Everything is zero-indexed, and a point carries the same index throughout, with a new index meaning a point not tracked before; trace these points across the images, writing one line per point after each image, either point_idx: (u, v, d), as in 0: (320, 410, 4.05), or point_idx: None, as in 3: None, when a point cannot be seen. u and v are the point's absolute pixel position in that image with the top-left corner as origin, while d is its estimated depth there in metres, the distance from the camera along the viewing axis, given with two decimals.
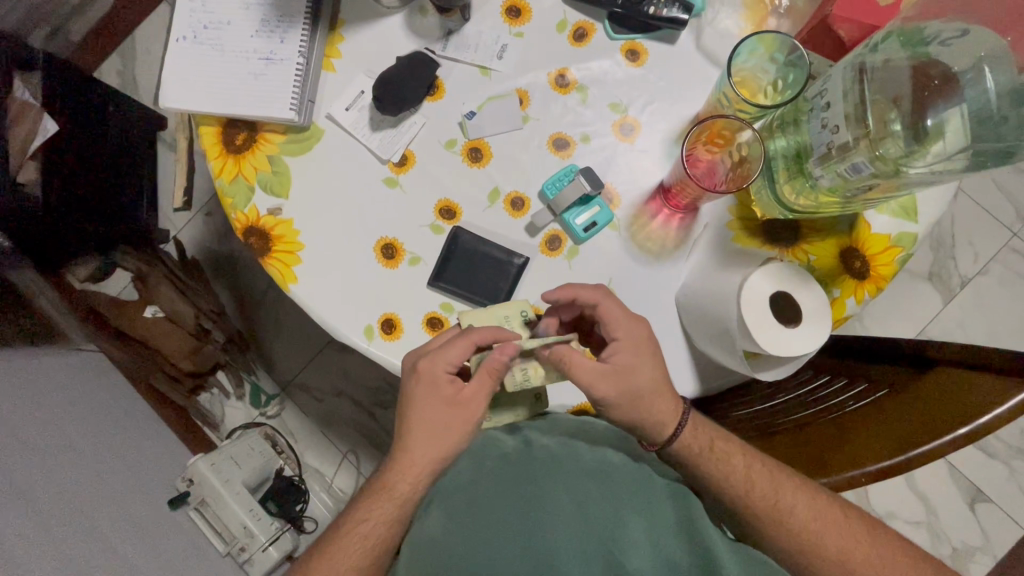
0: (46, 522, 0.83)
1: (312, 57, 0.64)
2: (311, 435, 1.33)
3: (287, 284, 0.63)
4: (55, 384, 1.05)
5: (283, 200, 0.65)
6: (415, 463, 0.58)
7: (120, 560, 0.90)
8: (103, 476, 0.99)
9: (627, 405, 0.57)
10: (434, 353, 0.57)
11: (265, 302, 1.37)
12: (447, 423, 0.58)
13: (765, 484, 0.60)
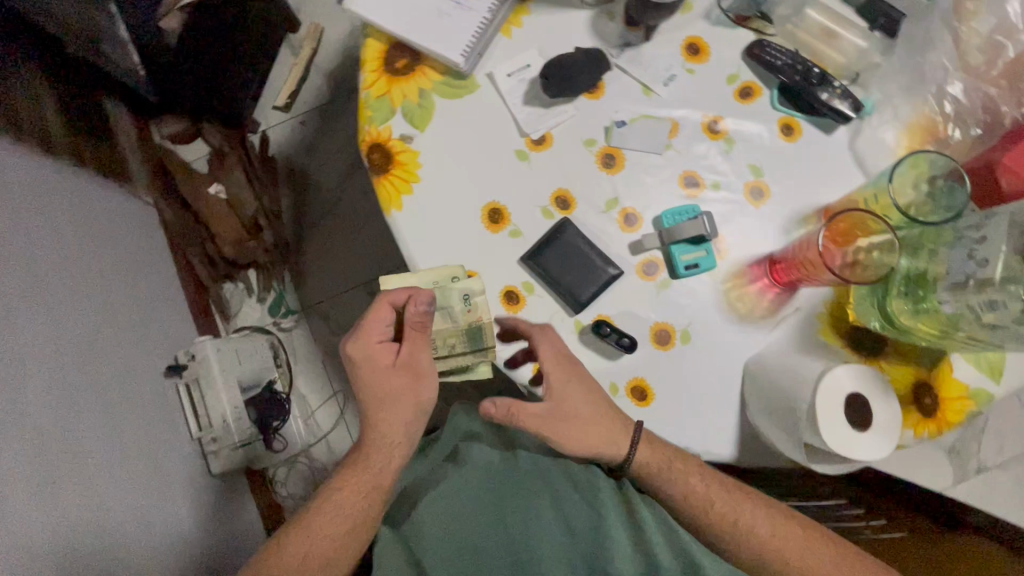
0: (62, 341, 0.84)
1: (497, 17, 0.66)
2: (311, 362, 1.32)
3: (390, 208, 0.66)
4: (105, 221, 1.06)
5: (415, 132, 0.67)
6: (386, 436, 0.60)
7: (107, 405, 0.90)
8: (118, 321, 1.00)
9: (567, 429, 0.58)
10: (361, 329, 0.58)
11: (319, 222, 1.38)
12: (395, 389, 0.59)
13: (721, 502, 0.60)
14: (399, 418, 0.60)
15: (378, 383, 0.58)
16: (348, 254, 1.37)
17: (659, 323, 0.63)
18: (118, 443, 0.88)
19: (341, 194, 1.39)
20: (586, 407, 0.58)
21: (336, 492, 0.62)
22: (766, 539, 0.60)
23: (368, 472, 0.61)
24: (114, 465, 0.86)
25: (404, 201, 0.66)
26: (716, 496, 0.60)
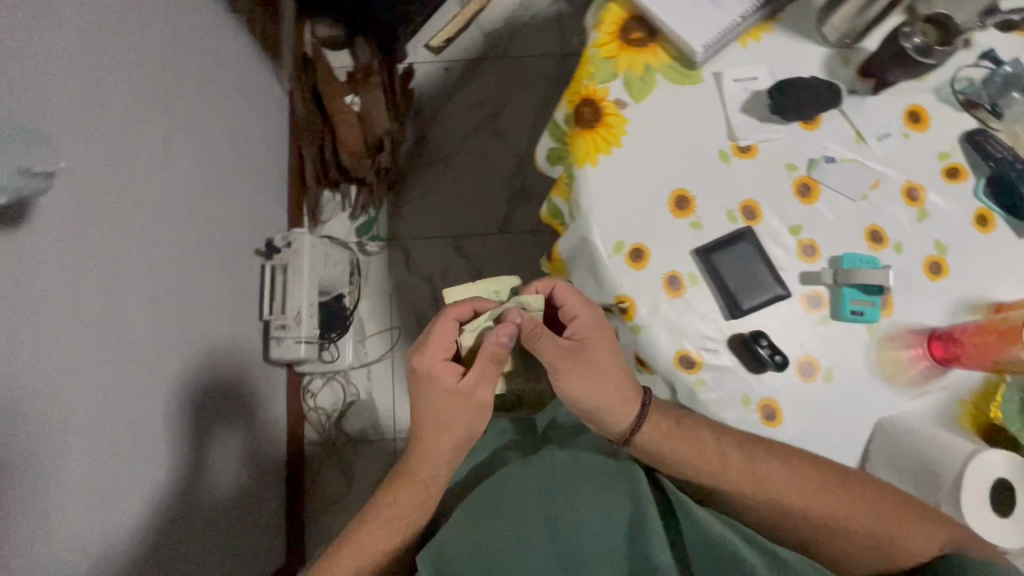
0: (185, 188, 0.86)
1: (743, 24, 0.68)
2: (380, 292, 1.34)
3: (582, 162, 0.68)
4: (244, 98, 1.10)
5: (630, 100, 0.69)
6: (434, 462, 0.70)
7: (203, 262, 0.91)
8: (230, 191, 1.02)
9: (579, 377, 0.65)
10: (429, 345, 0.66)
11: (430, 165, 1.40)
12: (451, 408, 0.68)
13: (739, 465, 0.63)
14: (448, 440, 0.69)
15: (437, 399, 0.67)
16: (448, 204, 1.39)
17: (805, 355, 0.64)
18: (200, 299, 0.90)
19: (460, 148, 1.42)
20: (598, 355, 0.65)
21: (384, 507, 0.71)
22: (802, 499, 0.61)
23: (412, 490, 0.70)
24: (191, 319, 0.87)
25: (600, 159, 0.68)
26: (733, 462, 0.63)
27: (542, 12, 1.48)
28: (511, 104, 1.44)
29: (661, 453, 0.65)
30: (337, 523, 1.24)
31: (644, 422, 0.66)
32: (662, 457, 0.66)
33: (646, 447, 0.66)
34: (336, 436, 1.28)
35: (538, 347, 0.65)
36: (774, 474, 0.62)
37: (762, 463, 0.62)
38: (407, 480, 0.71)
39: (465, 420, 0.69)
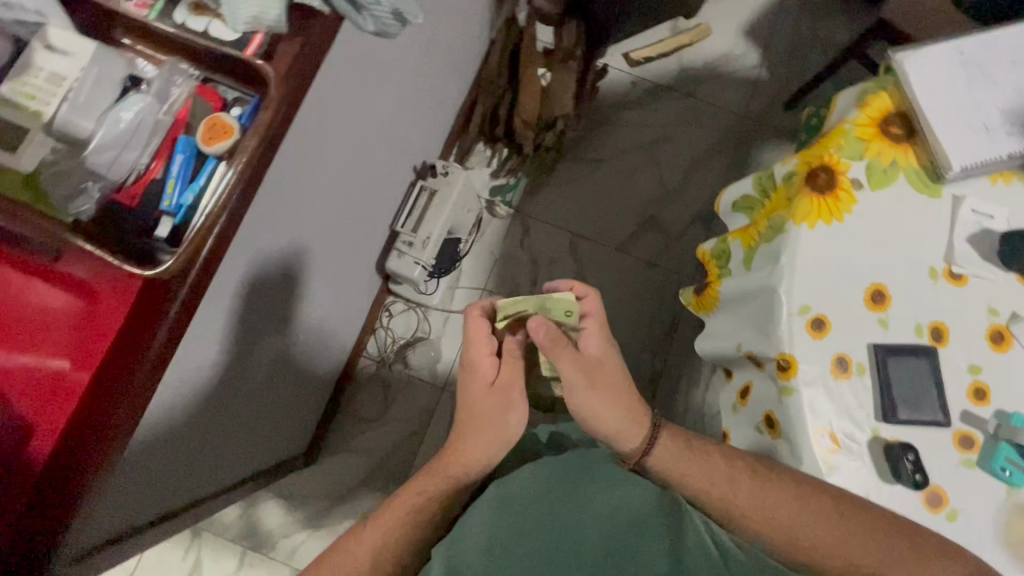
0: (410, 81, 0.91)
1: (1006, 163, 0.69)
2: (490, 252, 1.36)
3: (799, 220, 0.70)
4: (471, 28, 1.15)
5: (866, 185, 0.70)
6: (470, 451, 0.64)
7: (387, 152, 0.96)
8: (427, 102, 1.07)
9: (594, 397, 0.64)
10: (472, 343, 0.67)
11: (581, 161, 1.44)
12: (491, 408, 0.65)
13: (751, 493, 0.63)
14: (483, 440, 0.64)
15: (478, 399, 0.66)
16: (582, 202, 1.42)
17: (937, 486, 0.64)
18: (371, 181, 0.95)
19: (615, 156, 1.45)
20: (608, 373, 0.66)
21: (415, 491, 0.64)
22: (812, 534, 0.61)
23: (440, 479, 0.64)
24: (358, 197, 0.92)
25: (818, 225, 0.69)
26: (741, 489, 0.63)
27: (740, 72, 1.53)
28: (678, 139, 1.48)
29: (673, 475, 0.65)
30: (360, 439, 1.26)
31: (656, 444, 0.65)
32: (675, 480, 0.65)
33: (661, 467, 0.65)
34: (392, 364, 1.29)
35: (559, 359, 0.63)
36: (783, 505, 0.62)
37: (769, 491, 0.63)
38: (435, 467, 0.65)
39: (503, 423, 0.65)
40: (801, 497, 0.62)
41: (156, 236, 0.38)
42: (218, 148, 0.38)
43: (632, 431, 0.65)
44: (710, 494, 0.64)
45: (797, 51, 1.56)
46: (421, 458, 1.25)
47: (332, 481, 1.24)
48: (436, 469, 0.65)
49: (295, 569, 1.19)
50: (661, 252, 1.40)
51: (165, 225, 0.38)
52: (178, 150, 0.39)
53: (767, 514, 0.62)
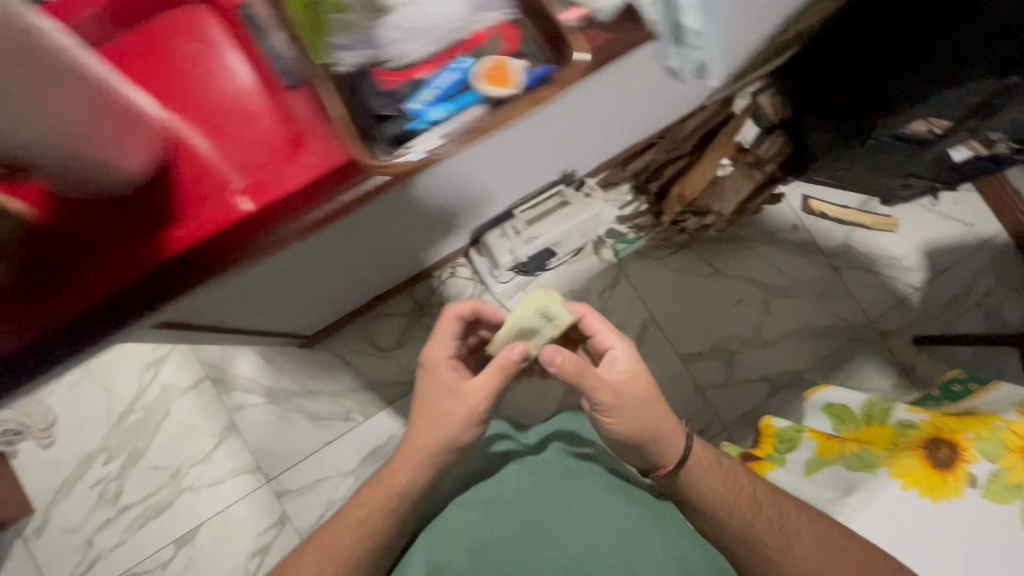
0: (617, 101, 0.90)
1: None
2: (571, 283, 1.34)
3: (886, 468, 0.69)
4: (692, 87, 1.12)
5: (981, 488, 0.64)
6: (415, 451, 0.73)
7: (556, 146, 0.95)
8: (613, 126, 1.05)
9: (630, 418, 0.67)
10: (432, 340, 0.76)
11: (701, 260, 1.40)
12: (446, 411, 0.72)
13: (771, 513, 0.68)
14: (435, 434, 0.72)
15: (433, 401, 0.73)
16: (675, 295, 1.38)
17: None
18: (527, 163, 0.94)
19: (735, 277, 1.40)
20: (635, 384, 0.67)
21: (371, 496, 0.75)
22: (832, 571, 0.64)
23: (389, 484, 0.74)
24: (507, 169, 0.91)
25: (909, 489, 0.66)
26: (765, 517, 0.68)
27: (894, 283, 1.45)
28: (799, 300, 1.41)
29: (713, 493, 0.69)
30: (356, 356, 1.26)
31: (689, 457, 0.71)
32: (698, 490, 0.70)
33: (697, 480, 0.70)
34: (424, 314, 1.29)
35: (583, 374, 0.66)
36: (802, 547, 0.65)
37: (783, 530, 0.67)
38: (383, 478, 0.75)
39: (457, 430, 0.72)
40: (826, 540, 0.65)
41: (413, 148, 0.48)
42: None
43: (669, 443, 0.69)
44: (729, 522, 0.69)
45: (958, 300, 1.47)
46: (395, 407, 1.25)
47: (313, 375, 1.24)
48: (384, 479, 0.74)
49: (233, 424, 1.21)
50: (714, 385, 1.36)
51: (399, 120, 0.51)
52: (452, 63, 0.51)
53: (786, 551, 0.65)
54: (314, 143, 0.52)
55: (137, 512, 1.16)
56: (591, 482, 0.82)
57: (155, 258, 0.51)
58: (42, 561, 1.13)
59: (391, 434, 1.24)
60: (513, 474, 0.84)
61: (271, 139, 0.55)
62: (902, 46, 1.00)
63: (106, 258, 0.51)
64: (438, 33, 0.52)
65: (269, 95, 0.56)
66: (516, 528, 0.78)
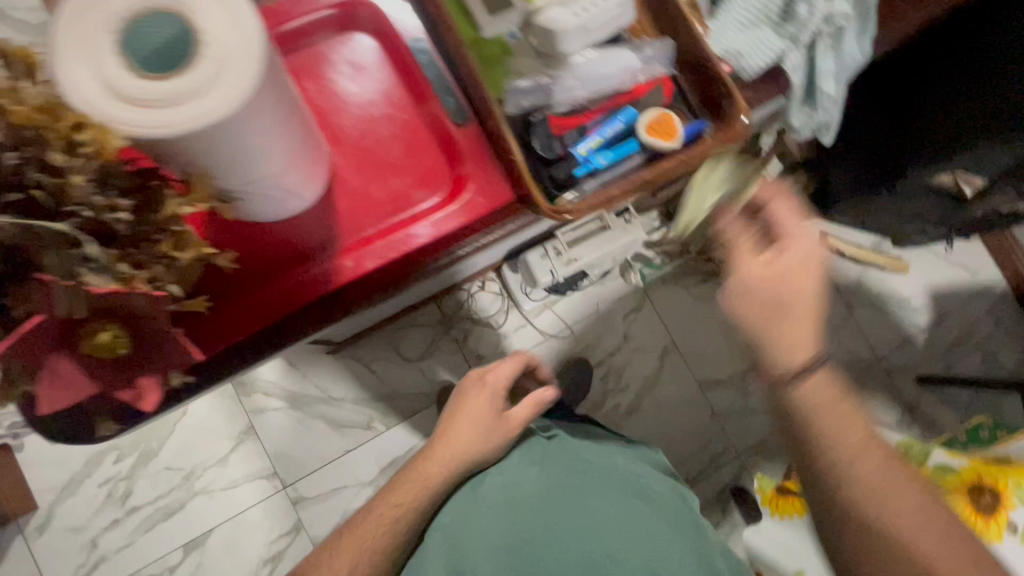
0: None
1: None
2: (597, 304, 1.36)
3: None
4: None
5: (1019, 532, 0.72)
6: (448, 452, 0.78)
7: None
8: None
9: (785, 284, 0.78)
10: (495, 368, 0.86)
11: (723, 289, 1.43)
12: (488, 427, 0.80)
13: (850, 436, 0.72)
14: (472, 441, 0.79)
15: (475, 414, 0.81)
16: (696, 322, 1.41)
17: None
18: None
19: None
20: (760, 291, 0.78)
21: (396, 495, 0.74)
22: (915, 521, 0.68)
23: (417, 482, 0.75)
24: None
25: None
26: (864, 465, 0.71)
27: (902, 323, 1.51)
28: None
29: (822, 441, 0.73)
30: (382, 365, 1.24)
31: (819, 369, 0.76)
32: (812, 425, 0.74)
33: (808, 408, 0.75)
34: (452, 326, 1.28)
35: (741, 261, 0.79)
36: (890, 511, 0.69)
37: (867, 475, 0.70)
38: (411, 475, 0.76)
39: (494, 444, 0.80)
40: (907, 503, 0.69)
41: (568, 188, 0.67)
42: (655, 139, 0.66)
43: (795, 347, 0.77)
44: (830, 468, 0.73)
45: (959, 343, 1.53)
46: (418, 419, 1.24)
47: (337, 381, 1.22)
48: (415, 475, 0.76)
49: (252, 428, 1.18)
50: (729, 412, 1.39)
51: (567, 163, 0.67)
52: (616, 116, 0.67)
53: (852, 489, 0.71)
54: (483, 183, 0.63)
55: (146, 513, 1.13)
56: (614, 480, 0.80)
57: (353, 273, 0.61)
58: (45, 559, 1.09)
59: (412, 445, 1.23)
60: (533, 478, 0.80)
61: (436, 168, 0.65)
62: (949, 94, 0.98)
63: (310, 264, 0.61)
64: (603, 86, 0.68)
65: (430, 122, 0.65)
66: (538, 529, 0.76)
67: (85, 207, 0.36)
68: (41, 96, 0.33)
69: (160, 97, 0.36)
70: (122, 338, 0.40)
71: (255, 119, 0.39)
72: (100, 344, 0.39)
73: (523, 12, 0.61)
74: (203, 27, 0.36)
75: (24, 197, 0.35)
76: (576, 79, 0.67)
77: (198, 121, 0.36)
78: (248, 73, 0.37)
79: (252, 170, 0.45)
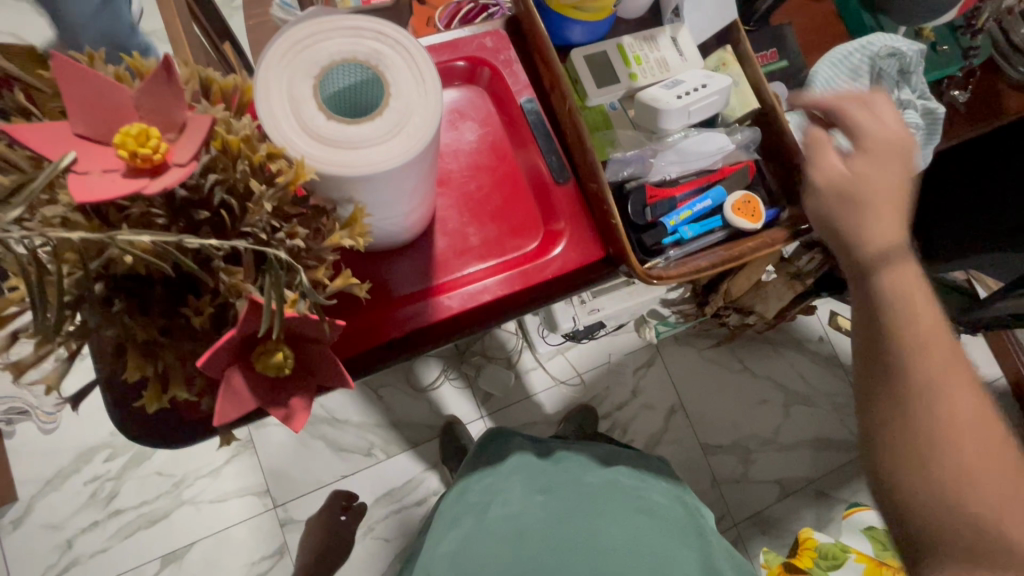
0: None
1: None
2: (610, 356, 1.37)
3: None
4: None
5: None
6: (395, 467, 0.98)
7: None
8: None
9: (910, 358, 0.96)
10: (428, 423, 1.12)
11: (732, 356, 1.44)
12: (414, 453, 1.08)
13: (934, 363, 0.48)
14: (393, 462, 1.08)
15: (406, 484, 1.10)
16: (704, 387, 1.41)
17: None
18: None
19: (761, 378, 1.45)
20: None
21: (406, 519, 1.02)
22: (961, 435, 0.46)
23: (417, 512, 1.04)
24: None
25: None
26: (921, 303, 0.50)
27: None
28: (818, 411, 1.45)
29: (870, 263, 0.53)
30: (391, 393, 1.23)
31: None
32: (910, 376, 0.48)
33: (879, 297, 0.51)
34: (464, 361, 1.28)
35: None
36: (937, 353, 0.48)
37: (904, 373, 0.48)
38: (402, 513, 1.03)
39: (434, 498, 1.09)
40: (957, 364, 0.48)
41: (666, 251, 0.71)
42: (742, 220, 0.71)
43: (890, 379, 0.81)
44: (891, 350, 0.49)
45: None
46: (421, 450, 1.22)
47: (343, 403, 1.21)
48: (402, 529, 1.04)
49: (251, 441, 1.15)
50: (729, 480, 1.38)
51: (657, 229, 0.72)
52: (705, 193, 0.73)
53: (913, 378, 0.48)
54: (576, 239, 0.66)
55: (129, 518, 1.09)
56: (632, 510, 0.78)
57: (447, 313, 0.62)
58: (18, 553, 1.05)
59: (410, 477, 1.20)
60: (538, 506, 0.78)
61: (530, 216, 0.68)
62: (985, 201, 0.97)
63: (411, 301, 0.62)
64: (696, 164, 0.75)
65: (528, 167, 0.70)
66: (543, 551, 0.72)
67: (260, 230, 0.36)
68: (249, 128, 0.36)
69: (337, 145, 0.38)
70: (290, 359, 0.38)
71: (412, 169, 0.41)
72: (272, 365, 0.37)
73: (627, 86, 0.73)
74: (389, 81, 0.40)
75: (213, 213, 0.36)
76: (674, 156, 0.74)
77: (363, 171, 0.38)
78: (421, 129, 0.40)
79: (390, 207, 0.46)
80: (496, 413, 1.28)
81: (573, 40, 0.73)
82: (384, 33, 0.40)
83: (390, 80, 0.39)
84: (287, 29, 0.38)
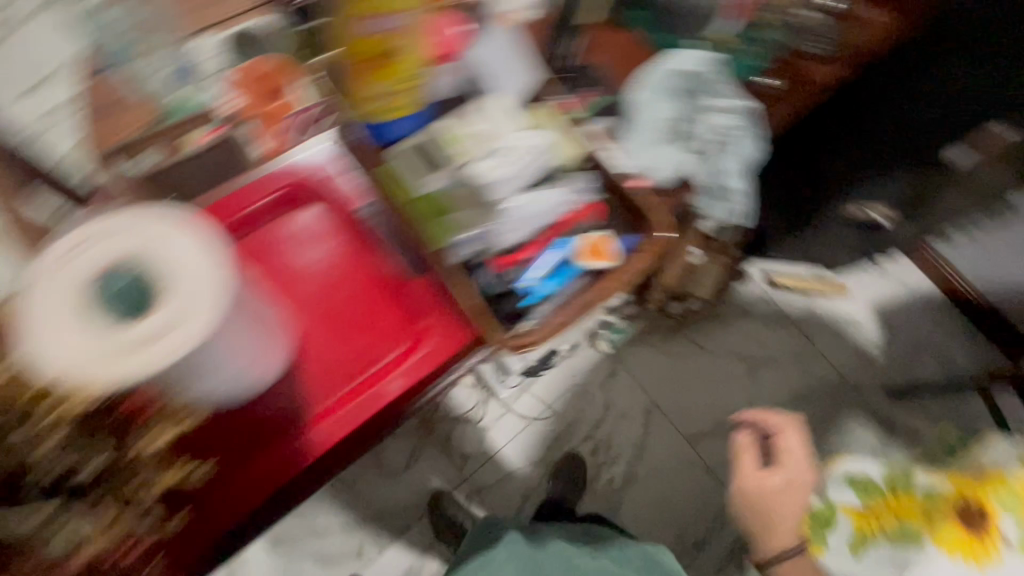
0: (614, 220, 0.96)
1: None
2: (571, 381, 1.37)
3: (960, 552, 0.70)
4: None
5: (1015, 546, 0.69)
6: None
7: None
8: None
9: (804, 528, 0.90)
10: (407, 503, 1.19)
11: (687, 341, 1.47)
12: None
13: None
14: None
15: None
16: (673, 379, 1.43)
17: None
18: None
19: (721, 353, 1.48)
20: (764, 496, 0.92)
21: None
22: None
23: None
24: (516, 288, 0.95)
25: (956, 557, 0.71)
26: None
27: (856, 342, 1.56)
28: (780, 368, 1.50)
29: None
30: (367, 485, 1.20)
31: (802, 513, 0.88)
32: None
33: None
34: (431, 429, 1.26)
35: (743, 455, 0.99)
36: None
37: None
38: None
39: None
40: None
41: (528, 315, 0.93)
42: (598, 261, 0.92)
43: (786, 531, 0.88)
44: None
45: (915, 351, 1.57)
46: (413, 534, 1.19)
47: (321, 512, 1.17)
48: None
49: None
50: (723, 462, 1.38)
51: (512, 296, 0.94)
52: (554, 246, 0.93)
53: None
54: (442, 331, 1.03)
55: None
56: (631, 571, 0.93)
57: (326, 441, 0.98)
58: None
59: (409, 565, 1.17)
60: None
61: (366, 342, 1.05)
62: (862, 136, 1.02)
63: (300, 430, 0.98)
64: (536, 221, 0.94)
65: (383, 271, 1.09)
66: None
67: (50, 450, 0.56)
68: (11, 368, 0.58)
69: (124, 339, 0.62)
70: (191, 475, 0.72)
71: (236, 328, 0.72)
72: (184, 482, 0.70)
73: (452, 170, 0.92)
74: (141, 252, 0.67)
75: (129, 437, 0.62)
76: (515, 220, 0.93)
77: (175, 348, 0.63)
78: (209, 292, 0.66)
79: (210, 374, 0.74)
80: (475, 475, 1.25)
81: (397, 135, 0.96)
82: (130, 233, 0.67)
83: (162, 265, 0.66)
84: (54, 246, 0.66)
